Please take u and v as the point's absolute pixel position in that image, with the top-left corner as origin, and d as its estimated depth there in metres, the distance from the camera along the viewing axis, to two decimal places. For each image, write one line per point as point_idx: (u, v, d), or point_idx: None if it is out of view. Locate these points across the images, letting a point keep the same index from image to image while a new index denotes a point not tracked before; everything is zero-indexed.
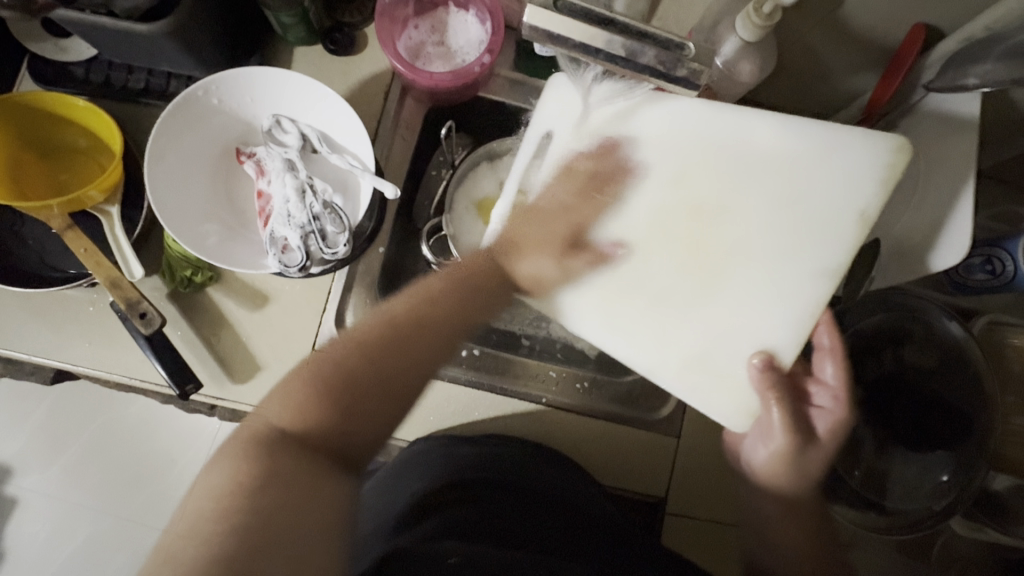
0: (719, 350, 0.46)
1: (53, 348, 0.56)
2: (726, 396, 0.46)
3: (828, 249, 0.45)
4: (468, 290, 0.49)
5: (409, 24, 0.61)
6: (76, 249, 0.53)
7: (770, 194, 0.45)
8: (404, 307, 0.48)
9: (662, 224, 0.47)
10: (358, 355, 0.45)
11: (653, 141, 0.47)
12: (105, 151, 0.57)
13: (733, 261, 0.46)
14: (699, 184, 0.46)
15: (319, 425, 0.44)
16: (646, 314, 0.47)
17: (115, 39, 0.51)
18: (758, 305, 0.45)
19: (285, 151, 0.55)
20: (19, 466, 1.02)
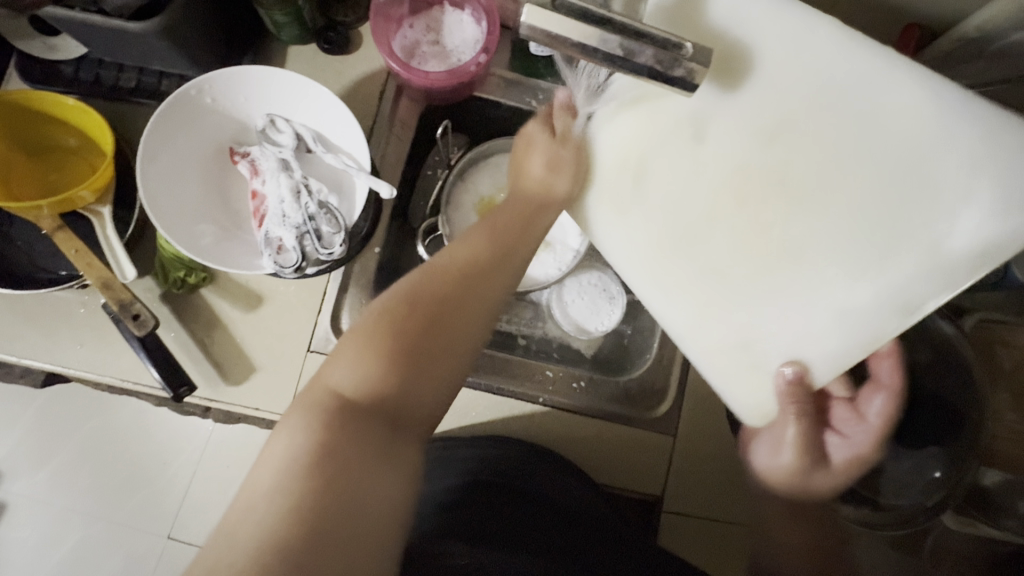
0: (759, 340, 0.38)
1: (43, 350, 0.55)
2: (748, 382, 0.40)
3: (952, 270, 0.33)
4: (516, 233, 0.48)
5: (404, 24, 0.61)
6: (67, 250, 0.52)
7: (886, 169, 0.34)
8: (458, 258, 0.46)
9: (738, 175, 0.37)
10: (420, 318, 0.44)
11: (750, 82, 0.36)
12: (96, 151, 0.56)
13: (813, 240, 0.36)
14: (794, 138, 0.36)
15: (384, 384, 0.42)
16: (690, 277, 0.39)
17: (106, 38, 0.50)
18: (816, 308, 0.36)
19: (279, 151, 0.54)
20: (8, 470, 1.01)
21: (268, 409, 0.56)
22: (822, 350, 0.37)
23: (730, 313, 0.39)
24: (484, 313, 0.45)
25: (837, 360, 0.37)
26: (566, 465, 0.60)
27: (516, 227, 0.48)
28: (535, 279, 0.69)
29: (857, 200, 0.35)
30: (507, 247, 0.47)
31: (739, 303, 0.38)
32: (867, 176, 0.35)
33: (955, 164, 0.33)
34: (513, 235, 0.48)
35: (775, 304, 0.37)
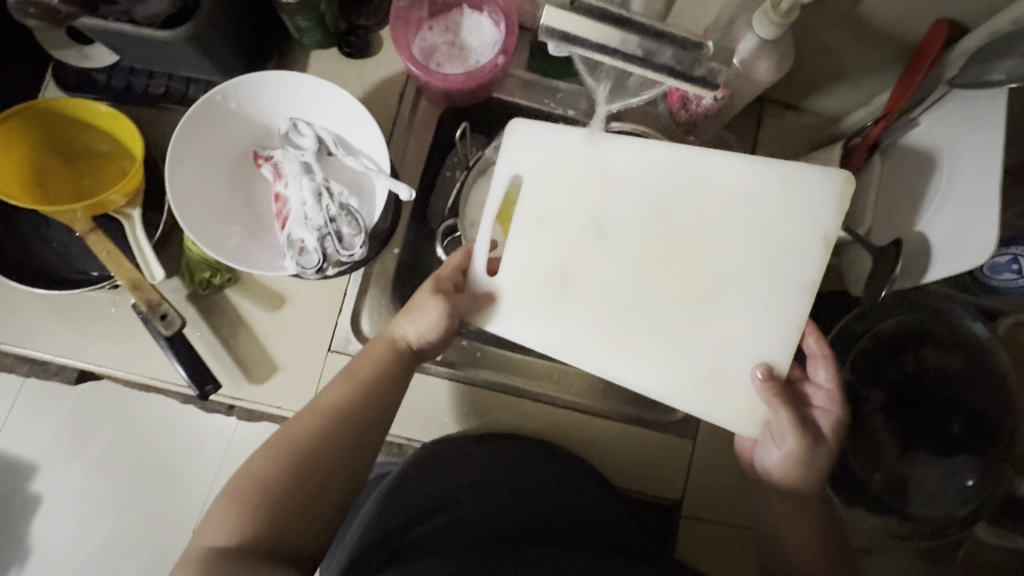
0: (722, 368, 0.49)
1: (77, 348, 0.57)
2: (732, 407, 0.49)
3: (806, 267, 0.48)
4: (373, 376, 0.50)
5: (424, 26, 0.61)
6: (99, 252, 0.53)
7: (733, 219, 0.49)
8: (329, 405, 0.48)
9: (647, 260, 0.50)
10: (293, 463, 0.45)
11: (612, 177, 0.50)
12: (127, 154, 0.58)
13: (716, 289, 0.49)
14: (671, 217, 0.50)
15: (255, 528, 0.42)
16: (653, 336, 0.50)
17: (137, 46, 0.52)
18: (749, 323, 0.49)
19: (301, 154, 0.55)
20: (44, 464, 1.05)
21: (291, 407, 0.57)
22: (770, 345, 0.49)
23: (696, 349, 0.49)
24: (353, 440, 0.48)
25: (783, 347, 0.49)
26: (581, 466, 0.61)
27: (377, 378, 0.50)
28: None
29: (724, 248, 0.49)
30: (366, 396, 0.49)
31: (700, 339, 0.50)
32: (716, 236, 0.49)
33: (764, 207, 0.48)
34: (368, 385, 0.50)
35: (723, 332, 0.49)
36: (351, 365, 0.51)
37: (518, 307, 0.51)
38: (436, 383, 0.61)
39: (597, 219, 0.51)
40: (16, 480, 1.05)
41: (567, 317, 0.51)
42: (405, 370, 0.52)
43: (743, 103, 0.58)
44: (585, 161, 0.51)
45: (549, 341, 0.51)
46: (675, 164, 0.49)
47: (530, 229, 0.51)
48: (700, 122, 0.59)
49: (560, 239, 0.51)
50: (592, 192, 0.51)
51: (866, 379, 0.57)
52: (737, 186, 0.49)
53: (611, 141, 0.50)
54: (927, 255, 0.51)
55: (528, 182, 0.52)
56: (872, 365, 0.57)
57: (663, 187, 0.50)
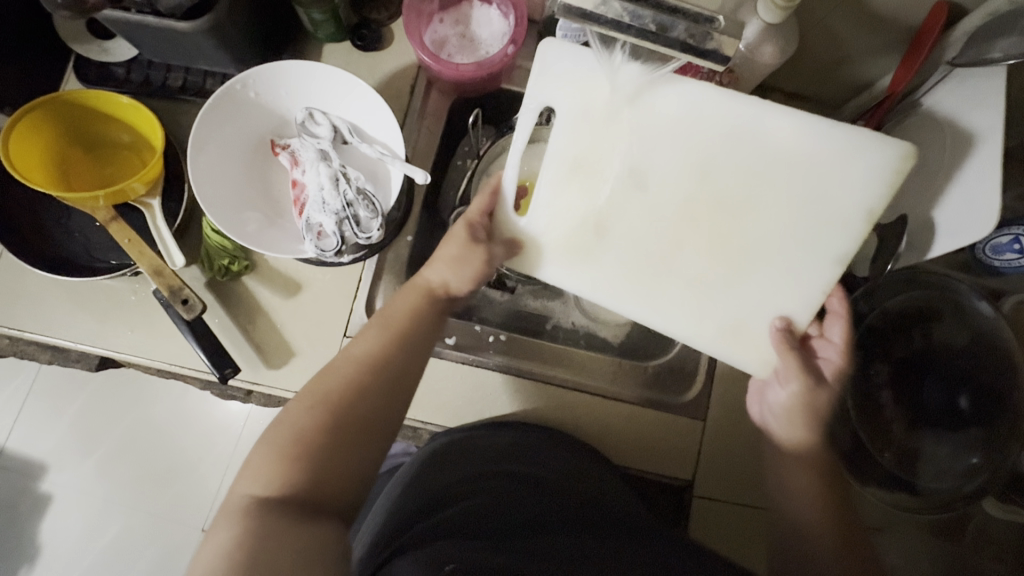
0: (747, 319, 0.52)
1: (98, 335, 0.58)
2: (751, 351, 0.52)
3: (842, 238, 0.50)
4: (406, 321, 0.51)
5: (434, 19, 0.63)
6: (121, 240, 0.55)
7: (777, 182, 0.50)
8: (364, 355, 0.49)
9: (688, 214, 0.51)
10: (335, 410, 0.45)
11: (653, 123, 0.50)
12: (146, 145, 0.59)
13: (752, 246, 0.51)
14: (721, 173, 0.50)
15: (295, 482, 0.42)
16: (684, 287, 0.52)
17: (158, 38, 0.53)
18: (783, 281, 0.51)
19: (318, 142, 0.57)
20: (54, 462, 1.05)
21: None
22: (796, 302, 0.51)
23: (723, 301, 0.52)
24: (389, 390, 0.48)
25: (809, 306, 0.51)
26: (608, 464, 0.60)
27: (411, 325, 0.51)
28: None
29: (768, 208, 0.50)
30: (398, 345, 0.50)
31: (729, 291, 0.52)
32: (759, 195, 0.50)
33: (813, 173, 0.49)
34: (402, 332, 0.51)
35: (753, 287, 0.51)
36: (382, 313, 0.52)
37: (552, 253, 0.52)
38: (450, 367, 0.62)
39: (640, 168, 0.50)
40: (26, 479, 1.05)
41: (599, 266, 0.52)
42: (438, 313, 0.53)
43: (748, 89, 0.59)
44: (631, 107, 0.49)
45: (581, 290, 0.53)
46: (729, 121, 0.49)
47: (567, 175, 0.51)
48: None
49: (598, 187, 0.51)
50: (637, 139, 0.50)
51: (874, 356, 0.59)
52: (789, 148, 0.49)
53: (664, 87, 0.49)
54: (930, 231, 0.52)
55: (567, 123, 0.50)
56: (879, 341, 0.59)
57: (713, 139, 0.50)
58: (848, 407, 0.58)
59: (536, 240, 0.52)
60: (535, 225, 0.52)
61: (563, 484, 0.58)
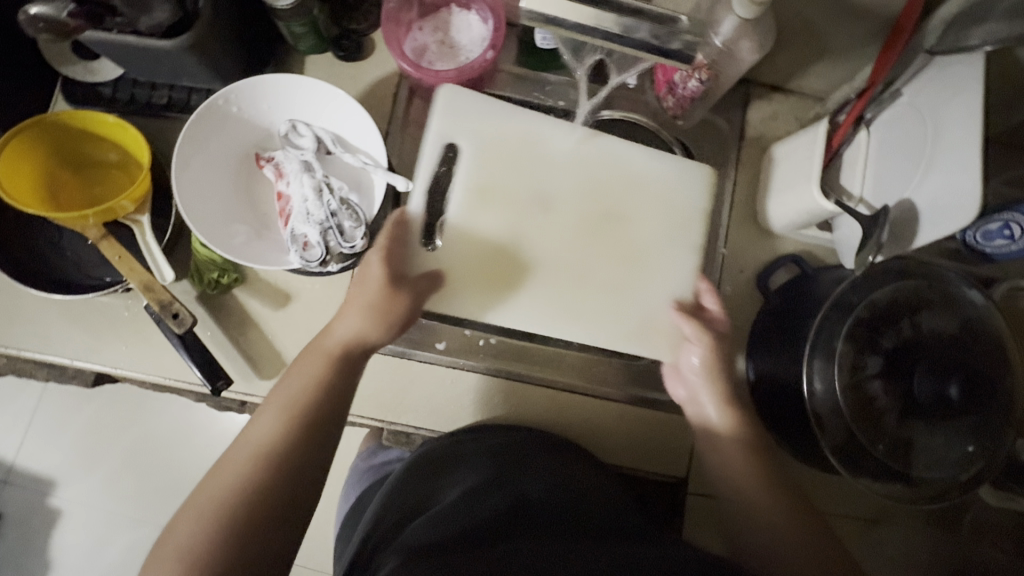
0: (651, 317, 0.57)
1: (93, 352, 0.59)
2: (658, 343, 0.57)
3: (692, 228, 0.58)
4: (310, 388, 0.49)
5: (414, 27, 0.63)
6: (111, 257, 0.55)
7: (645, 192, 0.58)
8: (261, 445, 0.46)
9: (585, 229, 0.56)
10: (230, 515, 0.43)
11: (540, 154, 0.56)
12: (134, 163, 0.60)
13: (637, 252, 0.57)
14: (602, 191, 0.57)
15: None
16: (596, 295, 0.56)
17: (141, 57, 0.54)
18: (668, 277, 0.57)
19: (301, 153, 0.57)
20: (61, 479, 1.07)
21: None
22: (679, 286, 0.57)
23: (630, 299, 0.57)
24: (286, 475, 0.45)
25: (687, 287, 0.58)
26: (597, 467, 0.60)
27: (313, 393, 0.48)
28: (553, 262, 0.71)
29: (643, 215, 0.57)
30: (304, 417, 0.48)
31: (633, 290, 0.57)
32: (633, 205, 0.57)
33: (659, 180, 0.58)
34: (303, 401, 0.48)
35: (648, 282, 0.57)
36: (282, 387, 0.49)
37: (478, 279, 0.55)
38: (440, 372, 0.63)
39: (541, 193, 0.56)
40: (34, 497, 1.07)
41: (521, 286, 0.56)
42: (348, 374, 0.50)
43: (728, 85, 0.59)
44: (523, 139, 0.56)
45: (506, 309, 0.56)
46: (595, 150, 0.57)
47: (477, 204, 0.55)
48: (687, 104, 0.63)
49: (508, 211, 0.55)
50: (536, 167, 0.56)
51: (865, 348, 0.55)
52: (642, 165, 0.58)
53: (547, 120, 0.57)
54: (916, 220, 0.52)
55: (474, 157, 0.55)
56: (869, 333, 0.55)
57: (591, 162, 0.57)
58: (842, 404, 0.54)
59: (454, 266, 0.54)
60: (459, 248, 0.54)
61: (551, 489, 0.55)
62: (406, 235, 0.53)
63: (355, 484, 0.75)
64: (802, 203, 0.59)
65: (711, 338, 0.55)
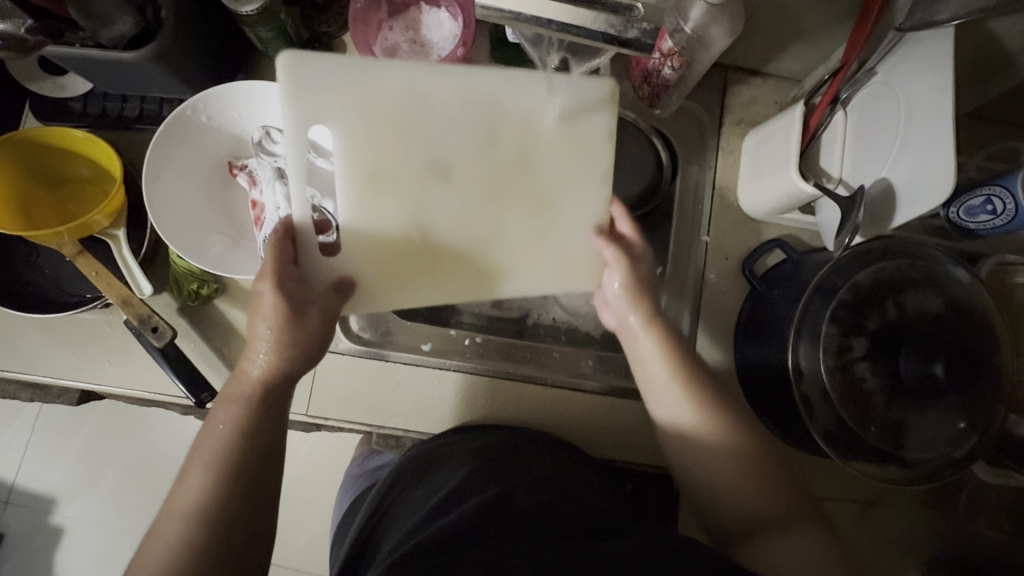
0: (571, 256, 0.56)
1: (76, 369, 0.59)
2: (580, 280, 0.57)
3: (600, 154, 0.55)
4: (229, 434, 0.47)
5: (385, 27, 0.63)
6: (88, 273, 0.55)
7: (541, 125, 0.53)
8: (192, 497, 0.45)
9: (491, 183, 0.53)
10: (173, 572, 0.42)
11: (421, 114, 0.51)
12: (108, 177, 0.60)
13: (545, 193, 0.54)
14: (498, 137, 0.53)
15: None
16: (515, 247, 0.55)
17: (107, 70, 0.53)
18: (579, 207, 0.55)
19: (275, 160, 0.57)
20: (62, 496, 1.06)
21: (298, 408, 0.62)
22: (594, 220, 0.56)
23: (549, 240, 0.55)
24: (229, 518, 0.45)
25: (601, 218, 0.56)
26: (591, 465, 0.60)
27: (233, 445, 0.47)
28: None
29: (546, 153, 0.54)
30: (226, 467, 0.46)
31: (551, 232, 0.55)
32: (532, 146, 0.54)
33: (556, 108, 0.53)
34: (223, 453, 0.46)
35: (564, 220, 0.55)
36: (205, 442, 0.47)
37: (388, 264, 0.52)
38: (427, 373, 0.63)
39: (436, 162, 0.52)
40: (35, 515, 1.06)
41: (433, 264, 0.53)
42: (269, 406, 0.49)
43: (702, 72, 0.59)
44: (399, 105, 0.50)
45: (422, 289, 0.54)
46: (483, 92, 0.52)
47: (368, 189, 0.51)
48: (662, 94, 0.63)
49: (405, 190, 0.51)
50: (423, 134, 0.51)
51: (852, 330, 0.55)
52: (535, 97, 0.53)
53: (421, 78, 0.51)
54: (893, 198, 0.52)
55: (349, 136, 0.50)
56: (853, 314, 0.55)
57: (477, 116, 0.52)
58: (828, 387, 0.54)
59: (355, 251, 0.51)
60: (361, 234, 0.51)
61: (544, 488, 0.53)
62: (297, 250, 0.50)
63: (349, 489, 0.75)
64: (782, 186, 0.58)
65: (627, 260, 0.55)
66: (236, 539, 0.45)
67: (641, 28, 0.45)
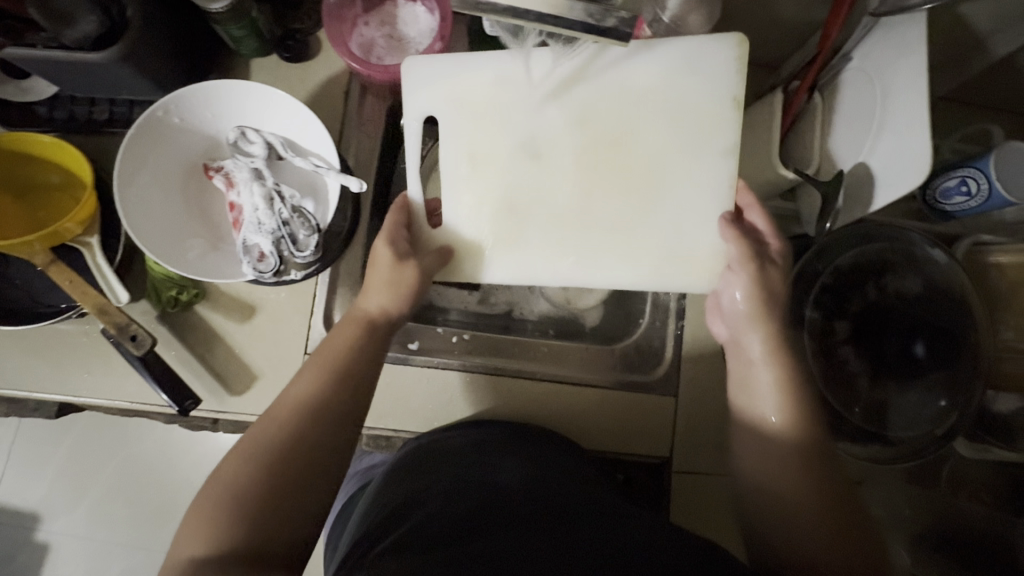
0: (681, 242, 0.54)
1: (53, 381, 0.57)
2: (695, 272, 0.54)
3: (723, 128, 0.53)
4: (346, 355, 0.51)
5: (360, 22, 0.62)
6: (61, 282, 0.53)
7: (653, 97, 0.53)
8: (294, 399, 0.49)
9: (589, 163, 0.54)
10: (267, 457, 0.46)
11: (518, 97, 0.54)
12: (78, 184, 0.58)
13: (655, 173, 0.54)
14: (599, 115, 0.53)
15: (230, 538, 0.42)
16: (614, 232, 0.54)
17: (72, 73, 0.51)
18: (695, 191, 0.54)
19: (251, 161, 0.56)
20: (47, 511, 1.04)
21: None
22: (714, 207, 0.54)
23: (656, 224, 0.54)
24: (322, 425, 0.48)
25: (724, 205, 0.54)
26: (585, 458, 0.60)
27: (341, 359, 0.50)
28: None
29: (653, 130, 0.53)
30: (336, 377, 0.50)
31: (657, 216, 0.54)
32: (641, 121, 0.53)
33: (666, 85, 0.53)
34: (329, 366, 0.50)
35: (676, 202, 0.54)
36: (315, 355, 0.51)
37: (479, 240, 0.55)
38: (416, 373, 0.62)
39: (527, 141, 0.54)
40: (19, 531, 1.04)
41: (528, 241, 0.55)
42: (380, 343, 0.53)
43: None
44: (497, 88, 0.54)
45: (511, 264, 0.55)
46: (588, 70, 0.53)
47: (466, 168, 0.55)
48: None
49: (497, 168, 0.54)
50: (519, 116, 0.54)
51: (831, 313, 0.57)
52: (643, 75, 0.53)
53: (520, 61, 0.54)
54: (869, 183, 0.52)
55: (452, 121, 0.54)
56: (835, 297, 0.57)
57: (575, 95, 0.53)
58: (815, 369, 0.56)
59: (459, 226, 0.55)
60: (455, 210, 0.55)
61: (533, 493, 0.54)
62: (411, 218, 0.55)
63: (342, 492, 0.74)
64: (763, 173, 0.58)
65: (756, 264, 0.52)
66: (319, 445, 0.47)
67: (620, 17, 0.42)
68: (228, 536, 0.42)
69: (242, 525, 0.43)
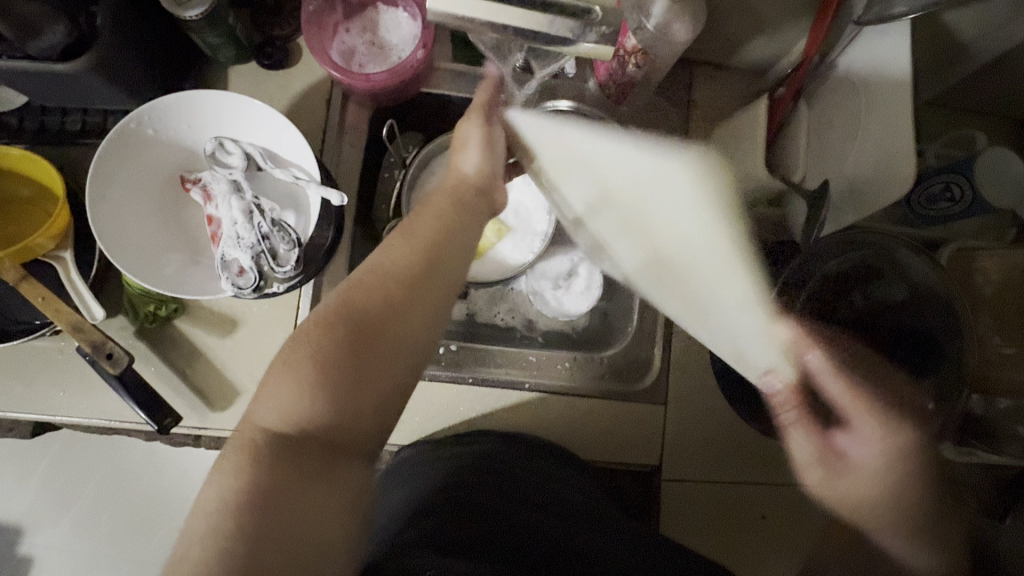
0: (745, 358, 0.56)
1: (28, 400, 0.56)
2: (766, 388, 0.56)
3: (731, 270, 0.57)
4: (439, 230, 0.49)
5: (341, 29, 0.61)
6: (33, 299, 0.52)
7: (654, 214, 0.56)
8: (386, 264, 0.46)
9: (651, 258, 0.58)
10: (368, 310, 0.44)
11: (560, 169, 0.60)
12: (49, 196, 0.56)
13: (697, 282, 0.57)
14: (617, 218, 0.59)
15: (315, 415, 0.40)
16: (688, 318, 0.59)
17: (40, 83, 0.50)
18: (737, 321, 0.56)
19: (229, 173, 0.54)
20: (31, 525, 1.02)
21: None
22: (754, 347, 0.55)
23: (714, 329, 0.58)
24: (425, 297, 0.46)
25: (777, 353, 0.54)
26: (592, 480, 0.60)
27: (442, 228, 0.49)
28: (506, 266, 0.67)
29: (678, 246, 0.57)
30: (433, 254, 0.47)
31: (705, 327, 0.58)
32: (659, 233, 0.57)
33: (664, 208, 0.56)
34: (431, 244, 0.48)
35: (724, 324, 0.57)
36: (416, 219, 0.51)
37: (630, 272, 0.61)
38: None
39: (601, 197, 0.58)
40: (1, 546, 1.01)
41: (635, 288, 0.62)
42: (473, 209, 0.53)
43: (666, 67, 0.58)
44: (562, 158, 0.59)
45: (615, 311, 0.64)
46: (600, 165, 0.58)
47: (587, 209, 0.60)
48: (630, 91, 0.61)
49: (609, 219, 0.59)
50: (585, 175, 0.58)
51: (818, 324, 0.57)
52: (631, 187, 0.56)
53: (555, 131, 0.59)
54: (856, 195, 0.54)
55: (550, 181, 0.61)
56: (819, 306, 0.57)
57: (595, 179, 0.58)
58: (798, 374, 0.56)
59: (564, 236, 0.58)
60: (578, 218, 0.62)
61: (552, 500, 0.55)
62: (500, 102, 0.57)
63: None
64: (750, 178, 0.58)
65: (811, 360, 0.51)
66: (417, 316, 0.45)
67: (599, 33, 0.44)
68: (310, 403, 0.40)
69: (324, 402, 0.41)
